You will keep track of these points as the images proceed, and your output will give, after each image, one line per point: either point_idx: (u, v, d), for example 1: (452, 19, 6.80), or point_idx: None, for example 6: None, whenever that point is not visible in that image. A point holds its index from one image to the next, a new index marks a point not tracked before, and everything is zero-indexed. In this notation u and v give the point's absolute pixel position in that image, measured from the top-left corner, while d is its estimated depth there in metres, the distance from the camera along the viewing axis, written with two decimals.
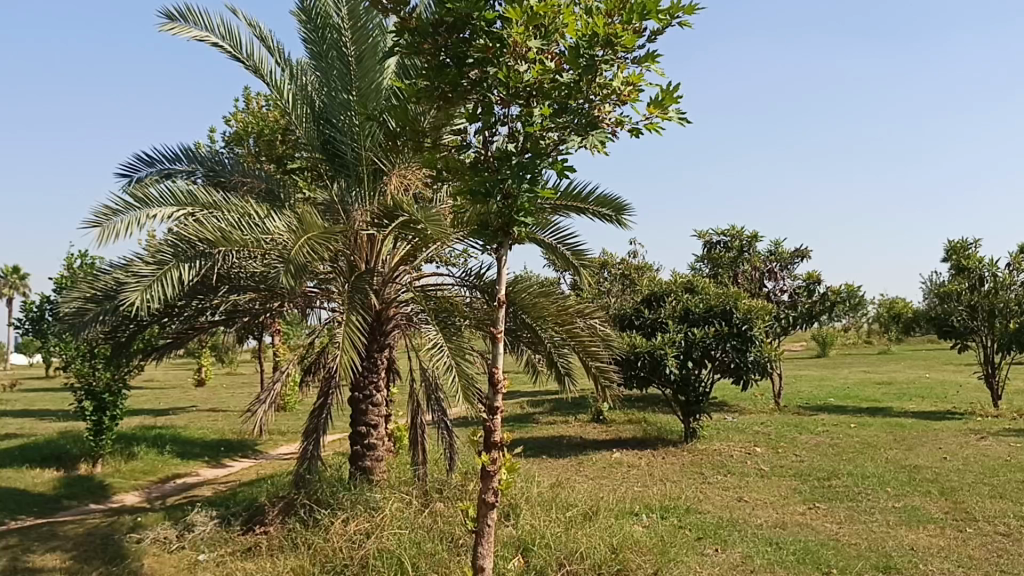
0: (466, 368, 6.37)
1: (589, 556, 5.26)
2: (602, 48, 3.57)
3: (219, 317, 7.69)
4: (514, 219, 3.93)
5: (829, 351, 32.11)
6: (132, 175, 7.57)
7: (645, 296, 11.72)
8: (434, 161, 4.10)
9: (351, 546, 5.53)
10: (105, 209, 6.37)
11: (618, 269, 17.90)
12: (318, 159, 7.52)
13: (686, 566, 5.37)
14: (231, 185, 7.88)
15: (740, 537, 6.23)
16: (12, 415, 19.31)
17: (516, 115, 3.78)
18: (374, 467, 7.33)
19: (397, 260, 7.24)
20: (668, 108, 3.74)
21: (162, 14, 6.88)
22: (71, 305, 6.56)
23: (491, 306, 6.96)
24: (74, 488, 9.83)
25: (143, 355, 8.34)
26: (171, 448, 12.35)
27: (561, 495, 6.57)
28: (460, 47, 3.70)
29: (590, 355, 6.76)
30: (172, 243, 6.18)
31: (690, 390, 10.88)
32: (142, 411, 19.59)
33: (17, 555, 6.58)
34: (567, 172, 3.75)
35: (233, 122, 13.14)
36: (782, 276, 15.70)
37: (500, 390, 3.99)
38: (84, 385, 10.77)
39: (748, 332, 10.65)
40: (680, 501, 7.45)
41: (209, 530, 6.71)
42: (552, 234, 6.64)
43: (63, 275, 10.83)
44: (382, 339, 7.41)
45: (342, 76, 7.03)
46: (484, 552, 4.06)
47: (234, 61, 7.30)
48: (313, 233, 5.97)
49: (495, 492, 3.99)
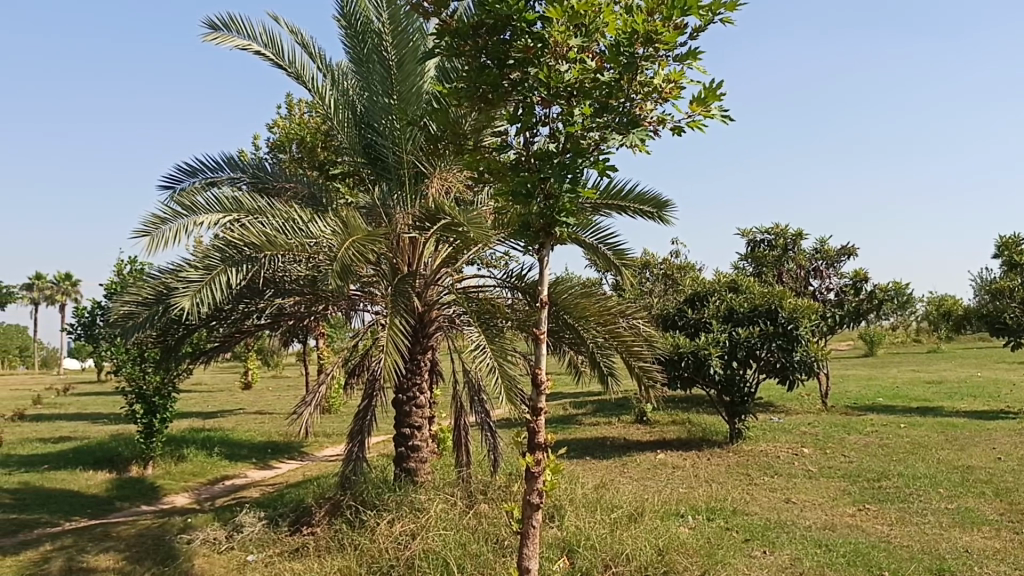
0: (508, 369, 6.37)
1: (635, 557, 5.22)
2: (643, 45, 3.54)
3: (265, 320, 7.77)
4: (556, 219, 3.91)
5: (876, 350, 31.61)
6: (178, 184, 7.71)
7: (688, 295, 11.63)
8: (475, 163, 4.10)
9: (396, 547, 5.57)
10: (154, 218, 6.55)
11: (660, 269, 17.83)
12: (360, 163, 7.58)
13: (734, 568, 5.30)
14: (275, 190, 7.99)
15: (789, 539, 6.15)
16: (65, 418, 19.79)
17: (557, 114, 3.76)
18: (419, 468, 7.36)
19: (439, 262, 7.26)
20: (711, 106, 3.69)
21: (206, 24, 6.99)
22: (123, 310, 6.71)
23: (532, 308, 6.95)
24: (126, 490, 10.02)
25: (192, 359, 8.48)
26: (219, 450, 12.54)
27: (606, 497, 6.55)
28: (500, 48, 3.70)
29: (634, 354, 6.67)
30: (220, 248, 6.29)
31: (735, 390, 10.85)
32: (192, 413, 19.96)
33: (72, 555, 6.73)
34: (609, 172, 3.72)
35: (276, 129, 13.32)
36: (828, 275, 15.44)
37: (544, 391, 3.97)
38: (135, 389, 10.97)
39: (794, 332, 10.43)
40: (727, 502, 7.37)
41: (258, 531, 6.80)
42: (593, 234, 6.62)
43: (113, 281, 11.06)
44: (426, 341, 7.45)
45: (383, 81, 7.06)
46: (529, 554, 4.03)
47: (276, 69, 7.40)
48: (358, 235, 6.03)
49: (541, 493, 3.96)
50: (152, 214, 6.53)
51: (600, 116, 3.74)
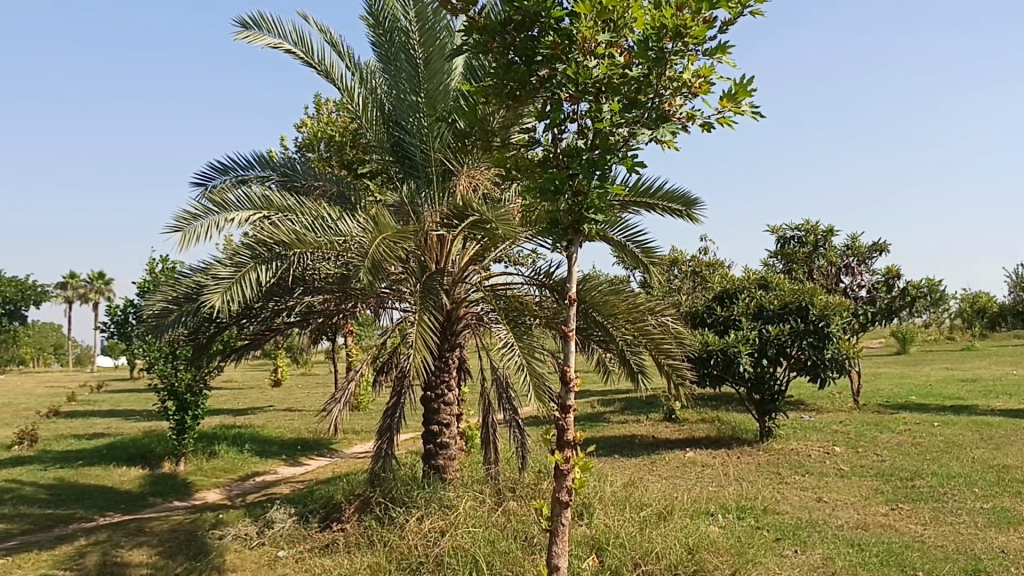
0: (536, 367, 6.35)
1: (665, 556, 5.19)
2: (672, 39, 3.51)
3: (294, 318, 7.84)
4: (584, 216, 3.89)
5: (908, 348, 31.20)
6: (209, 183, 7.77)
7: (717, 293, 11.55)
8: (503, 160, 4.10)
9: (425, 543, 5.59)
10: (185, 215, 6.63)
11: (689, 266, 17.72)
12: (389, 161, 7.62)
13: (765, 567, 5.25)
14: (304, 189, 8.04)
15: (820, 539, 6.09)
16: (98, 415, 20.07)
17: (585, 111, 3.74)
18: (448, 466, 7.38)
19: (466, 260, 7.29)
20: (741, 101, 3.66)
21: (237, 23, 7.05)
22: (155, 308, 6.78)
23: (561, 306, 6.94)
24: (159, 486, 10.14)
25: (223, 356, 8.56)
26: (249, 447, 12.65)
27: (635, 495, 6.52)
28: (528, 45, 3.69)
29: (663, 352, 6.66)
30: (250, 246, 6.34)
31: (766, 389, 10.72)
32: (223, 410, 20.16)
33: (107, 550, 6.82)
34: (638, 168, 3.69)
35: (305, 128, 13.40)
36: (860, 272, 15.26)
37: (573, 388, 3.94)
38: (167, 386, 11.09)
39: (825, 330, 10.36)
40: (758, 501, 7.30)
41: (288, 527, 6.85)
42: (621, 231, 6.59)
43: (146, 279, 11.19)
44: (454, 339, 7.46)
45: (411, 78, 7.08)
46: (558, 552, 4.00)
47: (306, 67, 7.44)
48: (387, 233, 6.05)
49: (570, 491, 3.95)
50: (183, 212, 6.60)
51: (628, 112, 3.71)
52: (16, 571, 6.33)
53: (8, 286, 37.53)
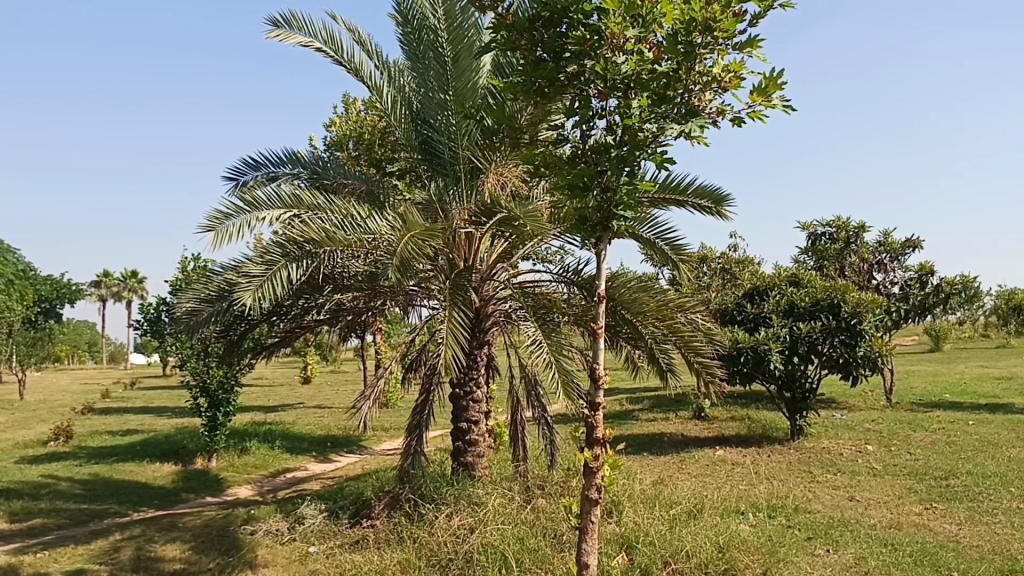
0: (565, 364, 6.33)
1: (695, 554, 5.16)
2: (701, 33, 3.48)
3: (324, 315, 7.90)
4: (613, 213, 3.87)
5: (942, 345, 30.78)
6: (240, 179, 7.84)
7: (746, 290, 11.47)
8: (531, 157, 4.08)
9: (455, 540, 5.61)
10: (217, 214, 6.69)
11: (718, 264, 17.62)
12: (417, 160, 7.65)
13: (796, 566, 5.20)
14: (333, 187, 8.09)
15: (853, 538, 6.02)
16: (132, 411, 20.35)
17: (614, 107, 3.73)
18: (476, 463, 7.39)
19: (494, 258, 7.30)
20: (772, 95, 3.62)
21: (268, 22, 7.11)
22: (188, 306, 6.86)
23: (589, 302, 6.92)
24: (191, 482, 10.25)
25: (254, 354, 8.64)
26: (280, 444, 12.76)
27: (664, 493, 6.48)
28: (556, 41, 3.68)
29: (692, 350, 6.63)
30: (281, 243, 6.38)
31: (795, 386, 10.72)
32: (254, 408, 20.37)
33: (141, 545, 6.91)
34: (667, 164, 3.66)
35: (334, 127, 13.49)
36: (892, 268, 15.07)
37: (602, 385, 3.91)
38: (199, 382, 11.21)
39: (857, 327, 10.23)
40: (789, 500, 7.24)
41: (319, 523, 6.90)
42: (650, 229, 6.55)
43: (178, 277, 11.33)
44: (482, 336, 7.48)
45: (439, 76, 7.02)
46: (587, 549, 3.98)
47: (336, 65, 7.48)
48: (416, 231, 6.06)
49: (599, 488, 3.92)
50: (216, 210, 6.67)
51: (657, 108, 3.69)
52: (53, 565, 6.44)
53: (45, 284, 38.20)
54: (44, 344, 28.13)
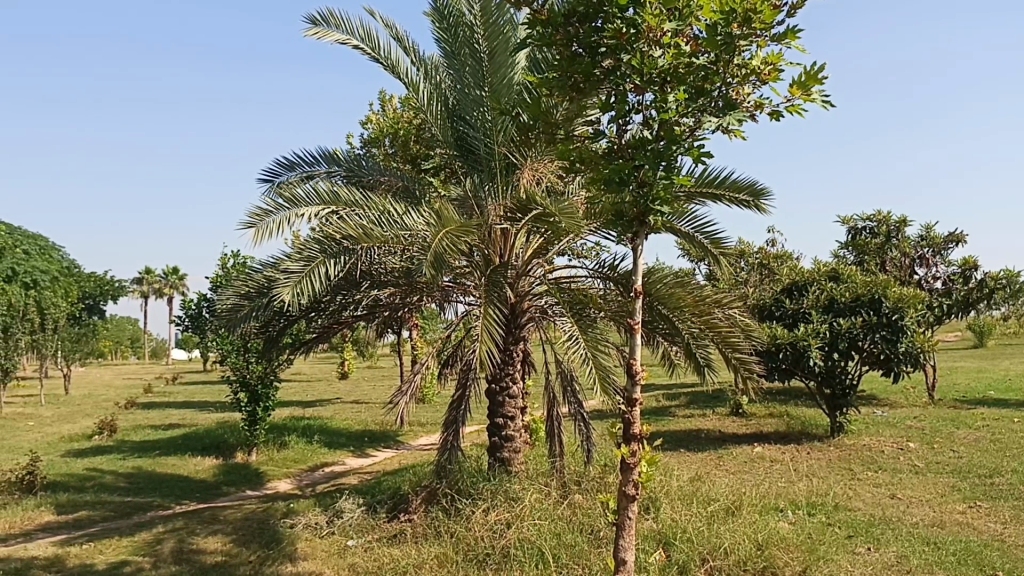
0: (601, 360, 6.28)
1: (733, 552, 5.15)
2: (740, 25, 3.45)
3: (362, 311, 7.98)
4: (650, 208, 3.81)
5: (987, 340, 30.23)
6: (277, 179, 7.93)
7: (786, 285, 11.35)
8: (567, 153, 4.06)
9: (492, 535, 5.64)
10: (258, 210, 6.81)
11: (756, 259, 17.41)
12: (453, 156, 7.68)
13: (837, 565, 5.13)
14: (371, 184, 8.15)
15: (895, 537, 5.92)
16: (175, 406, 20.67)
17: (650, 101, 3.69)
18: (512, 458, 7.40)
19: (530, 253, 7.28)
20: (811, 89, 3.56)
21: (307, 20, 7.17)
22: (228, 301, 6.98)
23: (626, 298, 6.87)
24: (232, 475, 10.40)
25: (292, 349, 8.76)
26: (319, 438, 12.89)
27: (702, 490, 6.44)
28: (592, 37, 3.65)
29: (730, 345, 6.56)
30: (318, 240, 6.44)
31: (836, 383, 10.51)
32: (293, 403, 20.59)
33: (183, 537, 7.02)
34: (704, 158, 3.61)
35: (370, 123, 13.57)
36: (935, 263, 14.81)
37: (639, 381, 3.87)
38: (239, 377, 11.36)
39: (899, 323, 10.07)
40: (829, 498, 7.15)
41: (357, 517, 6.96)
42: (688, 223, 6.50)
43: (218, 274, 11.50)
44: (518, 332, 7.47)
45: (475, 72, 7.12)
46: (625, 546, 3.91)
47: (373, 62, 7.52)
48: (451, 227, 6.06)
49: (636, 484, 3.87)
50: (256, 207, 6.77)
51: (695, 101, 3.65)
52: (99, 556, 6.57)
53: (89, 280, 38.91)
54: (89, 341, 28.66)
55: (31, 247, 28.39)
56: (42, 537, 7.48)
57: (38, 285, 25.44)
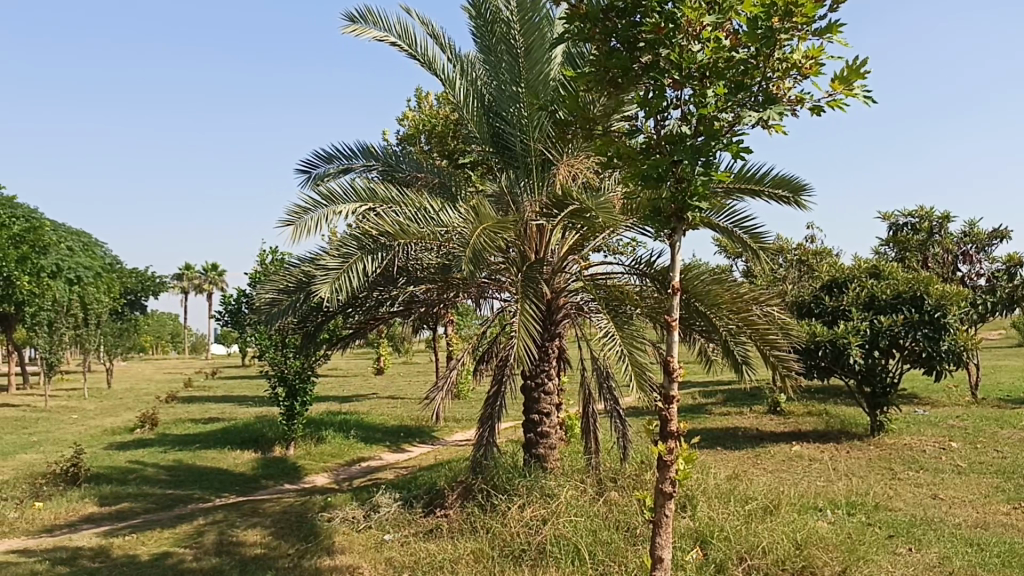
0: (638, 357, 6.23)
1: (772, 551, 5.10)
2: (780, 19, 3.42)
3: (398, 307, 8.04)
4: (688, 204, 3.78)
5: None
6: (314, 171, 8.00)
7: (825, 282, 11.24)
8: (604, 148, 4.02)
9: (528, 531, 5.65)
10: (296, 208, 6.87)
11: (794, 255, 17.22)
12: (489, 152, 7.70)
13: (877, 565, 5.06)
14: (407, 181, 8.20)
15: (937, 537, 5.84)
16: (214, 400, 20.95)
17: (688, 97, 3.66)
18: (548, 455, 7.40)
19: (566, 249, 7.25)
20: (854, 84, 3.50)
21: (344, 18, 7.22)
22: (267, 297, 7.05)
23: (662, 295, 6.83)
24: (270, 469, 10.52)
25: (330, 345, 8.85)
26: (355, 433, 12.99)
27: (739, 488, 6.39)
28: (631, 31, 3.62)
29: (768, 343, 6.46)
30: (356, 237, 6.49)
31: (876, 381, 10.38)
32: (330, 397, 20.80)
33: (223, 530, 7.12)
34: (744, 153, 3.56)
35: (406, 120, 13.63)
36: (979, 260, 14.53)
37: (676, 378, 3.82)
38: (277, 372, 11.48)
39: (941, 320, 9.86)
40: (869, 497, 7.04)
41: (393, 511, 7.00)
42: (727, 218, 6.44)
43: (257, 270, 11.65)
44: (553, 329, 7.47)
45: (511, 68, 7.07)
46: (662, 543, 3.88)
47: (410, 59, 7.55)
48: (488, 223, 6.05)
49: (673, 482, 3.83)
50: (295, 205, 6.84)
51: (735, 97, 3.62)
52: (141, 547, 6.68)
53: (130, 276, 39.57)
54: (131, 336, 29.15)
55: (74, 243, 28.90)
56: (86, 528, 7.63)
57: (81, 281, 25.91)
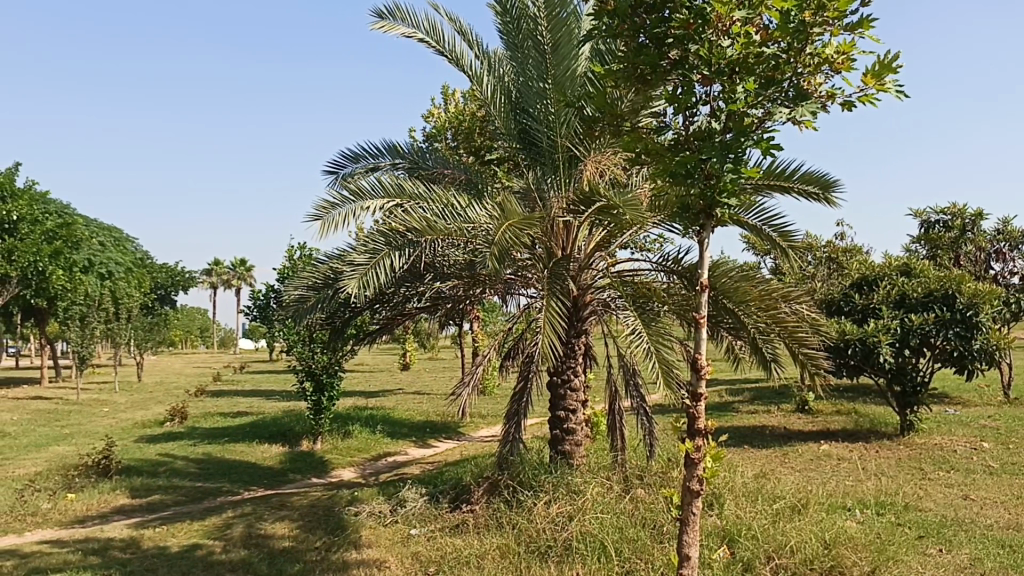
0: (665, 354, 6.19)
1: (800, 550, 5.06)
2: (812, 13, 3.40)
3: (424, 303, 8.06)
4: (717, 200, 3.75)
5: None
6: (342, 169, 8.04)
7: (855, 280, 11.13)
8: (633, 144, 3.99)
9: (554, 528, 5.66)
10: (324, 204, 6.91)
11: (823, 252, 17.06)
12: (516, 149, 7.71)
13: (907, 566, 5.01)
14: (434, 177, 8.23)
15: (968, 538, 5.76)
16: (242, 395, 21.12)
17: (719, 92, 3.62)
18: (574, 451, 7.40)
19: (593, 246, 7.23)
20: (886, 78, 3.46)
21: (372, 15, 7.25)
22: (296, 292, 7.10)
23: (690, 292, 6.79)
24: (298, 463, 10.60)
25: (357, 340, 8.89)
26: (381, 429, 13.06)
27: (767, 487, 6.35)
28: (659, 27, 3.60)
29: (798, 341, 6.39)
30: (384, 233, 6.52)
31: (906, 380, 10.29)
32: (356, 392, 20.90)
33: (252, 523, 7.19)
34: (773, 149, 3.53)
35: (433, 117, 13.66)
36: (1012, 258, 14.30)
37: (704, 375, 3.79)
38: (305, 367, 11.55)
39: (973, 318, 9.71)
40: (898, 497, 6.97)
41: (420, 506, 7.03)
42: (756, 215, 6.39)
43: (285, 266, 11.73)
44: (580, 326, 7.46)
45: (538, 64, 7.06)
46: (690, 541, 3.85)
47: (437, 56, 7.57)
48: (515, 219, 6.04)
49: (701, 480, 3.79)
50: (323, 201, 6.89)
51: (765, 92, 3.60)
52: (171, 539, 6.76)
53: (161, 271, 40.01)
54: (162, 330, 29.46)
55: (105, 239, 29.24)
56: (117, 519, 7.74)
57: (112, 276, 26.22)
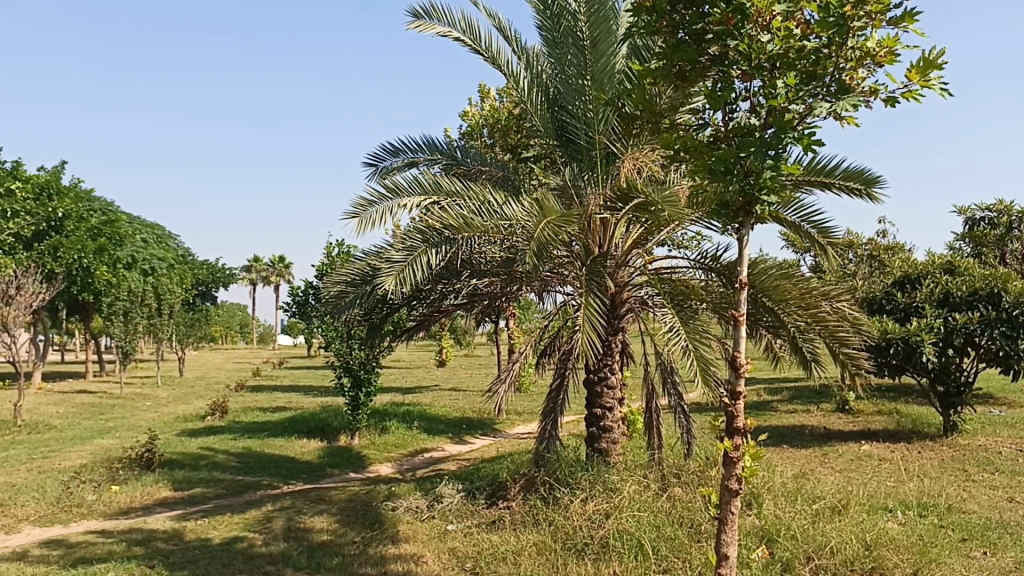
0: (703, 352, 6.14)
1: (840, 551, 5.01)
2: (853, 7, 3.36)
3: (461, 300, 8.10)
4: (757, 197, 3.70)
5: None
6: (380, 165, 8.10)
7: (897, 278, 10.97)
8: (671, 141, 3.96)
9: (590, 525, 5.66)
10: (362, 202, 6.97)
11: (865, 250, 16.83)
12: (553, 145, 7.71)
13: (950, 567, 4.94)
14: (471, 174, 8.24)
15: (1013, 541, 5.66)
16: (281, 391, 21.33)
17: (758, 88, 3.59)
18: (611, 449, 7.37)
19: (629, 243, 7.19)
20: (930, 74, 3.41)
21: (409, 13, 7.29)
22: (335, 288, 7.16)
23: (729, 290, 6.73)
24: (336, 458, 10.70)
25: (394, 336, 8.95)
26: (418, 425, 13.15)
27: (807, 487, 6.28)
28: (698, 22, 3.57)
29: (838, 340, 6.30)
30: (421, 230, 6.55)
31: (949, 380, 10.13)
32: (394, 389, 21.05)
33: (291, 516, 7.27)
34: (814, 145, 3.48)
35: (470, 115, 13.69)
36: None
37: (743, 373, 3.75)
38: (343, 363, 11.64)
39: (1019, 317, 9.44)
40: (941, 499, 6.85)
41: (456, 502, 7.06)
42: (795, 212, 6.33)
43: (324, 262, 11.84)
44: (617, 323, 7.42)
45: (577, 60, 7.04)
46: (727, 540, 3.82)
47: (474, 53, 7.58)
48: (552, 216, 6.03)
49: (739, 479, 3.76)
50: (361, 197, 6.95)
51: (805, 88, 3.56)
52: (213, 531, 6.86)
53: (203, 269, 40.53)
54: (203, 325, 29.84)
55: (148, 236, 29.70)
56: (159, 511, 7.87)
57: (155, 273, 26.62)
